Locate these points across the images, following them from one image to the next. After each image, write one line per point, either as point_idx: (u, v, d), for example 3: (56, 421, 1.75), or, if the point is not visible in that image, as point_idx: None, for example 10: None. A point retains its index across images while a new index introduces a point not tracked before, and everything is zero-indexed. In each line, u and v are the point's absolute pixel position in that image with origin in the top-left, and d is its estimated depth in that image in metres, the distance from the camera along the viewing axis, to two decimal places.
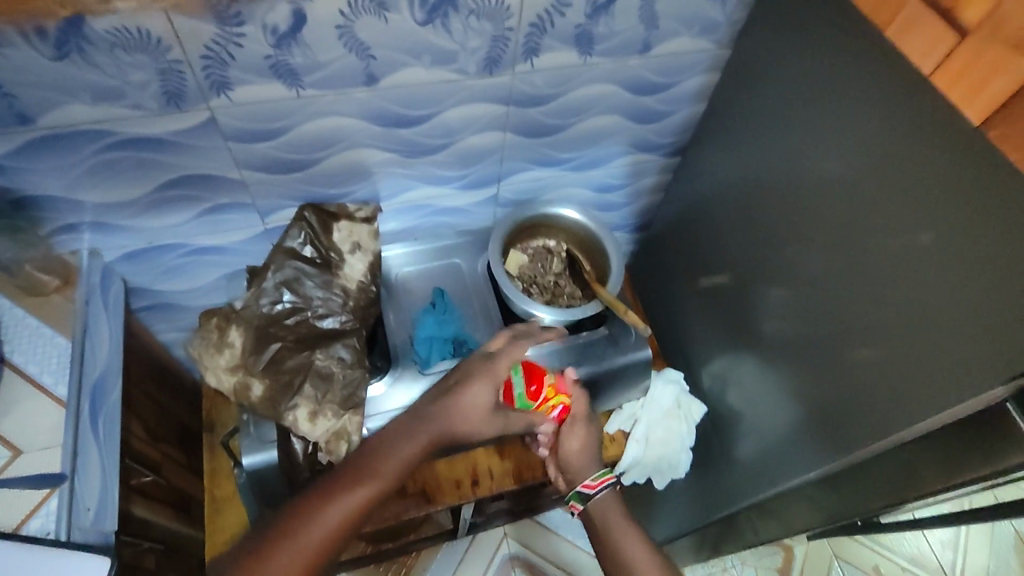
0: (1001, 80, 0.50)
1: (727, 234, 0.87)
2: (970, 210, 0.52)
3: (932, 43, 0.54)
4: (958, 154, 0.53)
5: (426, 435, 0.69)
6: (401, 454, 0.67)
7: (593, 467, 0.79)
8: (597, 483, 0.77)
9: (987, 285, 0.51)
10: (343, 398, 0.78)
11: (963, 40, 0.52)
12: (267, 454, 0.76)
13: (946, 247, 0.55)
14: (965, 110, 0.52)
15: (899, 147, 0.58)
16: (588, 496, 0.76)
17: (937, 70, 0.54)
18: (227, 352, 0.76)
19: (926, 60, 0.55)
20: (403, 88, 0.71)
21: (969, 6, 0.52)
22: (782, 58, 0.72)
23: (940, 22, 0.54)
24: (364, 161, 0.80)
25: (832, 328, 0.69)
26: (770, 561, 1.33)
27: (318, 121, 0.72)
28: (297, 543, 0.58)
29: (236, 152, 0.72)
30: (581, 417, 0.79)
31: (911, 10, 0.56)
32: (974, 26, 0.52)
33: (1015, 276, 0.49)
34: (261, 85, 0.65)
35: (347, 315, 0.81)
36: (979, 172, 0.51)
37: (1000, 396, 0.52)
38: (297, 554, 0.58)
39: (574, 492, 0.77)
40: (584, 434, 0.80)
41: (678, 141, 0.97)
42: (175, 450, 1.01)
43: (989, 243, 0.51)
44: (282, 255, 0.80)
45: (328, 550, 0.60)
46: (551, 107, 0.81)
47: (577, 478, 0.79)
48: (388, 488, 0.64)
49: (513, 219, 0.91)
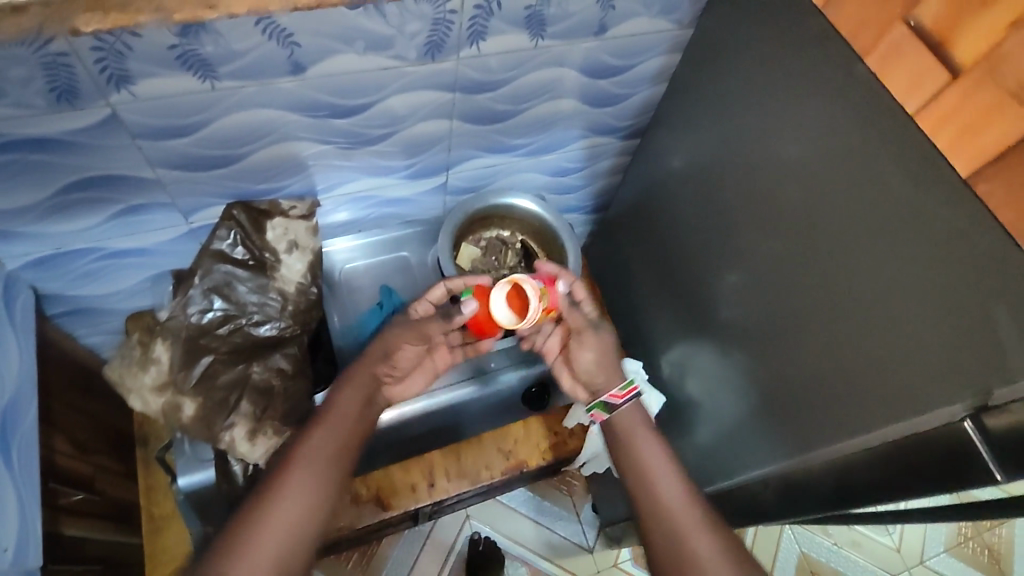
0: (995, 131, 0.46)
1: (684, 224, 0.84)
2: (931, 226, 0.50)
3: (921, 79, 0.51)
4: (923, 167, 0.50)
5: (363, 381, 0.66)
6: (346, 400, 0.64)
7: (618, 379, 0.71)
8: (624, 393, 0.68)
9: (944, 306, 0.49)
10: (286, 413, 0.73)
11: (952, 81, 0.49)
12: (203, 473, 0.71)
13: (901, 264, 0.52)
14: (953, 157, 0.48)
15: (861, 151, 0.55)
16: (614, 407, 0.67)
17: (923, 108, 0.50)
18: (153, 369, 0.71)
19: (912, 98, 0.51)
20: (336, 77, 0.64)
21: (963, 44, 0.48)
22: (745, 43, 0.67)
23: (927, 57, 0.50)
24: (297, 154, 0.73)
25: (785, 333, 0.67)
26: None
27: (242, 114, 0.64)
28: (279, 513, 0.53)
29: (146, 149, 0.64)
30: (586, 328, 0.74)
31: (899, 38, 0.52)
32: (966, 66, 0.48)
33: (972, 298, 0.48)
34: (170, 79, 0.57)
35: (286, 321, 0.76)
36: (945, 189, 0.49)
37: (957, 413, 0.50)
38: (283, 524, 0.52)
39: (598, 403, 0.69)
40: (597, 343, 0.73)
41: (636, 123, 0.92)
42: (109, 459, 0.95)
43: (946, 261, 0.49)
44: (209, 259, 0.73)
45: (316, 506, 0.55)
46: (502, 92, 0.75)
47: (601, 388, 0.71)
48: (351, 425, 0.62)
49: (465, 211, 0.86)
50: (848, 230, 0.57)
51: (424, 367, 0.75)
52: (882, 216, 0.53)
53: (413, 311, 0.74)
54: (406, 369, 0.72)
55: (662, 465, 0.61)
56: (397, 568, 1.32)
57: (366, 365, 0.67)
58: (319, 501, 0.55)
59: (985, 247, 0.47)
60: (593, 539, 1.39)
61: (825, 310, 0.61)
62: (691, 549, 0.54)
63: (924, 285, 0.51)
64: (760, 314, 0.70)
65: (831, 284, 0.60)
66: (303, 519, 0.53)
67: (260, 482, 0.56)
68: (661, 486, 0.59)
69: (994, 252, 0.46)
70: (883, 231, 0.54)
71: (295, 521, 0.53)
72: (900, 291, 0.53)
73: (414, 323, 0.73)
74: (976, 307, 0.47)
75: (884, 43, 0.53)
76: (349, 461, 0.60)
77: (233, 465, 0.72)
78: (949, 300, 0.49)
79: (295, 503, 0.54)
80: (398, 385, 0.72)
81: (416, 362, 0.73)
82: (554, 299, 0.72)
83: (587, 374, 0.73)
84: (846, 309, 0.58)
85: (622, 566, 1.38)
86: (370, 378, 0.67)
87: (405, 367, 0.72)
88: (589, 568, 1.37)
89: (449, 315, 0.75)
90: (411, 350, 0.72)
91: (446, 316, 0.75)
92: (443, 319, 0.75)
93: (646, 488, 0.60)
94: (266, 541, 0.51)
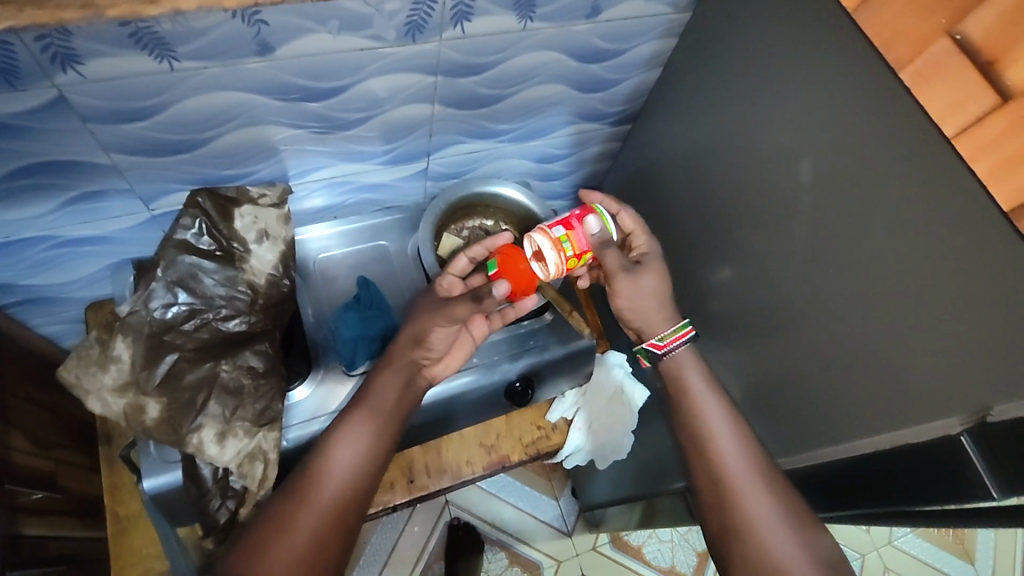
0: None
1: (675, 216, 0.81)
2: (926, 239, 0.47)
3: (963, 98, 0.44)
4: (918, 174, 0.47)
5: (402, 371, 0.72)
6: (387, 391, 0.70)
7: (665, 324, 0.74)
8: (667, 342, 0.72)
9: (936, 322, 0.47)
10: (257, 413, 0.70)
11: (999, 106, 0.43)
12: (170, 475, 0.68)
13: (893, 274, 0.50)
14: (992, 187, 0.42)
15: (853, 151, 0.52)
16: (658, 356, 0.73)
17: (964, 133, 0.44)
18: (114, 369, 0.64)
19: (951, 118, 0.45)
20: (307, 58, 0.59)
21: (1015, 63, 0.42)
22: (742, 32, 0.64)
23: (971, 75, 0.44)
24: (268, 139, 0.68)
25: (774, 335, 0.65)
26: (696, 541, 1.40)
27: (206, 96, 0.59)
28: (314, 503, 0.63)
29: (98, 133, 0.59)
30: (619, 273, 0.73)
31: (937, 52, 0.46)
32: (1019, 90, 0.42)
33: (962, 310, 0.45)
34: (122, 59, 0.52)
35: (255, 316, 0.72)
36: (940, 191, 0.46)
37: (955, 427, 0.48)
38: (320, 512, 0.62)
39: (643, 350, 0.74)
40: (634, 287, 0.74)
41: (627, 110, 0.89)
42: (75, 453, 0.91)
43: (940, 279, 0.46)
44: (173, 249, 0.68)
45: (346, 502, 0.64)
46: (486, 76, 0.71)
47: (648, 331, 0.75)
48: (386, 421, 0.69)
49: (446, 199, 0.82)
50: (843, 236, 0.54)
51: (464, 338, 0.77)
52: (878, 221, 0.51)
53: (441, 289, 0.75)
54: (443, 349, 0.75)
55: (724, 430, 0.66)
56: (375, 554, 1.31)
57: (401, 352, 0.73)
58: (348, 500, 0.64)
59: (979, 263, 0.44)
60: (573, 523, 1.39)
61: (816, 314, 0.58)
62: (744, 513, 0.62)
63: (914, 295, 0.48)
64: (749, 314, 0.68)
65: (820, 288, 0.57)
66: (335, 510, 0.63)
67: (299, 470, 0.65)
68: (723, 449, 0.65)
69: (990, 261, 0.43)
70: (874, 236, 0.51)
71: (334, 506, 0.63)
72: (893, 300, 0.50)
73: (442, 307, 0.73)
74: (969, 326, 0.45)
75: (924, 57, 0.46)
76: (381, 457, 0.68)
77: (202, 468, 0.69)
78: (941, 311, 0.47)
79: (331, 491, 0.64)
80: (437, 365, 0.75)
81: (451, 341, 0.76)
82: (580, 240, 0.71)
83: (631, 318, 0.76)
84: (836, 316, 0.56)
85: (601, 550, 1.38)
86: (411, 363, 0.73)
87: (442, 347, 0.75)
88: (568, 552, 1.37)
89: (479, 297, 0.73)
90: (444, 331, 0.73)
91: (476, 298, 0.73)
92: (472, 301, 0.73)
93: (706, 453, 0.66)
94: (303, 527, 0.61)
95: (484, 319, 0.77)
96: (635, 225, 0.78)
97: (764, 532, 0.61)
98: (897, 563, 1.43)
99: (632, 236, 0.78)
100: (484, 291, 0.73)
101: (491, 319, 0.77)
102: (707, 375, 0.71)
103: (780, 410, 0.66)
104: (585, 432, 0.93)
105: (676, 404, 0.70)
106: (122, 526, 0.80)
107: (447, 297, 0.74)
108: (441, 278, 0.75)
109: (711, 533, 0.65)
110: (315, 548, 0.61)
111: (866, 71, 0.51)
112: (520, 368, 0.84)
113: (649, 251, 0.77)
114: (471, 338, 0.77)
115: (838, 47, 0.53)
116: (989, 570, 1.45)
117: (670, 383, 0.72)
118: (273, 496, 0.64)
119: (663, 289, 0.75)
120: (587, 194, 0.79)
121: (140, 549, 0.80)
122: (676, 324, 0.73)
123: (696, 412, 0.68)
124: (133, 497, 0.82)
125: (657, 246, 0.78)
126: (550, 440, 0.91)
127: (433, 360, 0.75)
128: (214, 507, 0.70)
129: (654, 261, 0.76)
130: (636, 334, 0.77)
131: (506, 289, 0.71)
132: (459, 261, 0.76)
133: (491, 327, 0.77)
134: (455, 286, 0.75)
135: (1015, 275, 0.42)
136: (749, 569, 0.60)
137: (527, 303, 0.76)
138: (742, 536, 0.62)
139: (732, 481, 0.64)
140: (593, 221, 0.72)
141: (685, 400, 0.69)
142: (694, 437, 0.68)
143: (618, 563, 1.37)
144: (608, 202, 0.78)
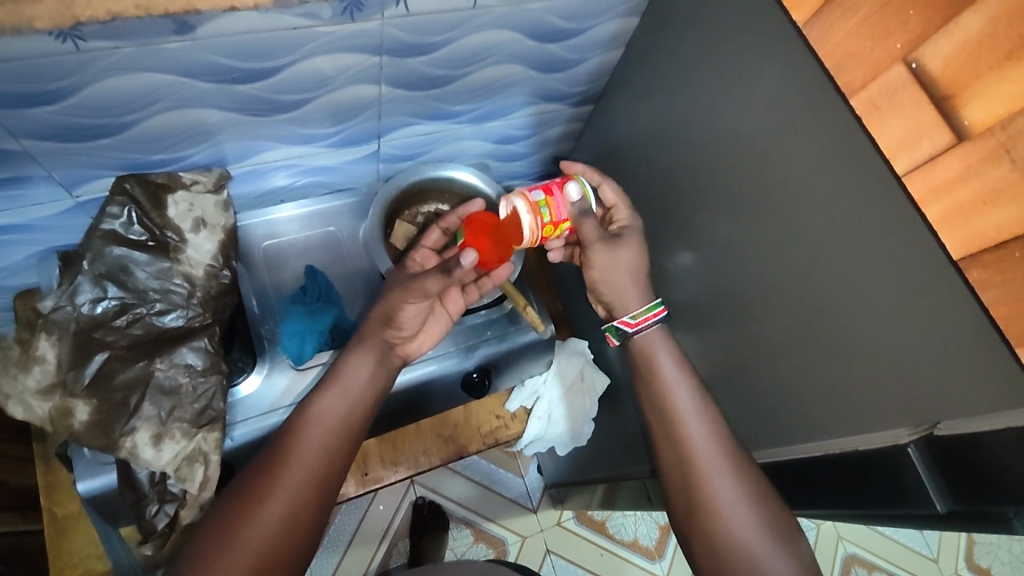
0: (998, 213, 0.38)
1: (637, 202, 0.78)
2: (877, 256, 0.45)
3: (918, 132, 0.42)
4: (869, 189, 0.45)
5: (374, 353, 0.69)
6: (359, 373, 0.67)
7: (639, 302, 0.71)
8: (639, 321, 0.70)
9: (885, 338, 0.46)
10: (195, 414, 0.66)
11: (952, 148, 0.40)
12: (105, 477, 0.64)
13: (842, 285, 0.48)
14: (943, 234, 0.41)
15: (804, 155, 0.50)
16: (629, 335, 0.70)
17: (916, 171, 0.42)
18: (38, 369, 0.61)
19: (902, 152, 0.42)
20: (235, 36, 0.54)
21: (972, 102, 0.39)
22: (701, 17, 0.60)
23: (927, 106, 0.41)
24: (199, 122, 0.63)
25: (731, 334, 0.64)
26: (660, 514, 1.42)
27: (124, 78, 0.54)
28: (285, 484, 0.60)
29: (3, 119, 0.54)
30: (597, 243, 0.70)
31: (895, 73, 0.43)
32: (975, 133, 0.39)
33: (908, 330, 0.44)
34: (20, 39, 0.47)
35: (194, 309, 0.68)
36: (890, 208, 0.43)
37: (902, 437, 0.47)
38: (288, 495, 0.59)
39: (613, 328, 0.71)
40: (612, 259, 0.71)
41: (590, 90, 0.84)
42: (15, 447, 0.87)
43: (888, 296, 0.45)
44: (100, 240, 0.65)
45: (316, 483, 0.61)
46: (437, 56, 0.67)
47: (619, 311, 0.73)
48: (361, 403, 0.66)
49: (398, 185, 0.79)
50: (796, 243, 0.52)
51: (439, 315, 0.74)
52: (831, 230, 0.48)
53: (410, 266, 0.73)
54: (415, 327, 0.72)
55: (694, 412, 0.65)
56: (339, 535, 1.30)
57: (371, 330, 0.69)
58: (320, 483, 0.61)
59: (926, 287, 0.42)
60: (538, 499, 1.40)
61: (771, 317, 0.57)
62: (708, 496, 0.61)
63: (862, 307, 0.47)
64: (707, 310, 0.67)
65: (774, 289, 0.56)
66: (305, 493, 0.60)
67: (268, 449, 0.62)
68: (691, 435, 0.64)
69: (930, 285, 0.42)
70: (825, 245, 0.49)
71: (302, 490, 0.60)
72: (846, 310, 0.49)
73: (412, 281, 0.70)
74: (918, 348, 0.44)
75: (877, 84, 0.44)
76: (353, 438, 0.65)
77: (138, 472, 0.65)
78: (891, 327, 0.45)
79: (302, 472, 0.61)
80: (413, 341, 0.72)
81: (424, 318, 0.72)
82: (559, 208, 0.70)
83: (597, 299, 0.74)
84: (790, 320, 0.54)
85: (565, 525, 1.39)
86: (380, 346, 0.69)
87: (415, 325, 0.71)
88: (533, 528, 1.38)
89: (447, 268, 0.72)
90: (415, 307, 0.70)
91: (444, 268, 0.71)
92: (442, 274, 0.71)
93: (674, 439, 0.65)
94: (269, 510, 0.58)
95: (460, 294, 0.75)
96: (617, 199, 0.74)
97: (725, 519, 0.60)
98: (852, 532, 1.48)
99: (613, 211, 0.75)
100: (453, 263, 0.72)
101: (468, 292, 0.76)
102: (679, 357, 0.68)
103: (738, 405, 0.65)
104: (546, 421, 0.92)
105: (646, 386, 0.69)
106: (61, 526, 0.77)
107: (421, 270, 0.74)
108: (414, 253, 0.75)
109: (674, 513, 0.65)
110: (279, 532, 0.58)
111: (821, 72, 0.48)
112: (477, 358, 0.80)
113: (629, 226, 0.73)
114: (444, 320, 0.74)
115: (796, 40, 0.50)
116: (936, 536, 1.52)
117: (639, 364, 0.70)
118: (239, 477, 0.61)
119: (640, 264, 0.72)
120: (568, 166, 0.76)
121: (80, 550, 0.77)
122: (648, 304, 0.71)
123: (667, 400, 0.66)
124: (70, 495, 0.78)
125: (638, 221, 0.74)
126: (511, 428, 0.91)
127: (406, 338, 0.71)
128: (151, 514, 0.66)
129: (632, 234, 0.72)
130: (609, 310, 0.75)
131: (473, 258, 0.71)
132: (431, 233, 0.75)
133: (466, 301, 0.75)
134: (428, 258, 0.75)
135: (958, 302, 0.40)
136: (708, 559, 0.61)
137: (500, 272, 0.75)
138: (703, 531, 0.61)
139: (691, 475, 0.63)
140: (573, 188, 0.71)
141: (657, 384, 0.68)
142: (663, 421, 0.66)
143: (583, 538, 1.39)
144: (590, 173, 0.76)
